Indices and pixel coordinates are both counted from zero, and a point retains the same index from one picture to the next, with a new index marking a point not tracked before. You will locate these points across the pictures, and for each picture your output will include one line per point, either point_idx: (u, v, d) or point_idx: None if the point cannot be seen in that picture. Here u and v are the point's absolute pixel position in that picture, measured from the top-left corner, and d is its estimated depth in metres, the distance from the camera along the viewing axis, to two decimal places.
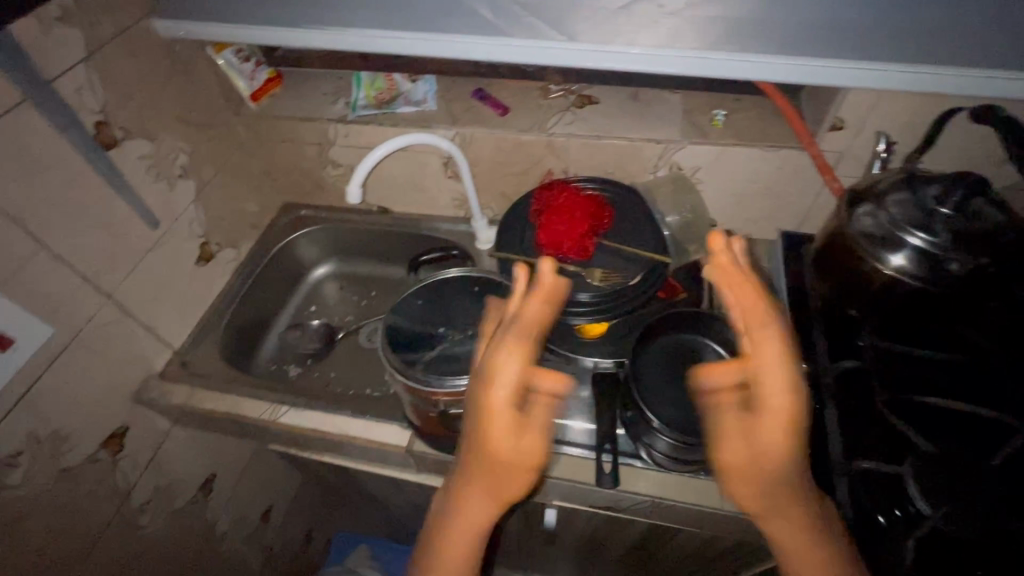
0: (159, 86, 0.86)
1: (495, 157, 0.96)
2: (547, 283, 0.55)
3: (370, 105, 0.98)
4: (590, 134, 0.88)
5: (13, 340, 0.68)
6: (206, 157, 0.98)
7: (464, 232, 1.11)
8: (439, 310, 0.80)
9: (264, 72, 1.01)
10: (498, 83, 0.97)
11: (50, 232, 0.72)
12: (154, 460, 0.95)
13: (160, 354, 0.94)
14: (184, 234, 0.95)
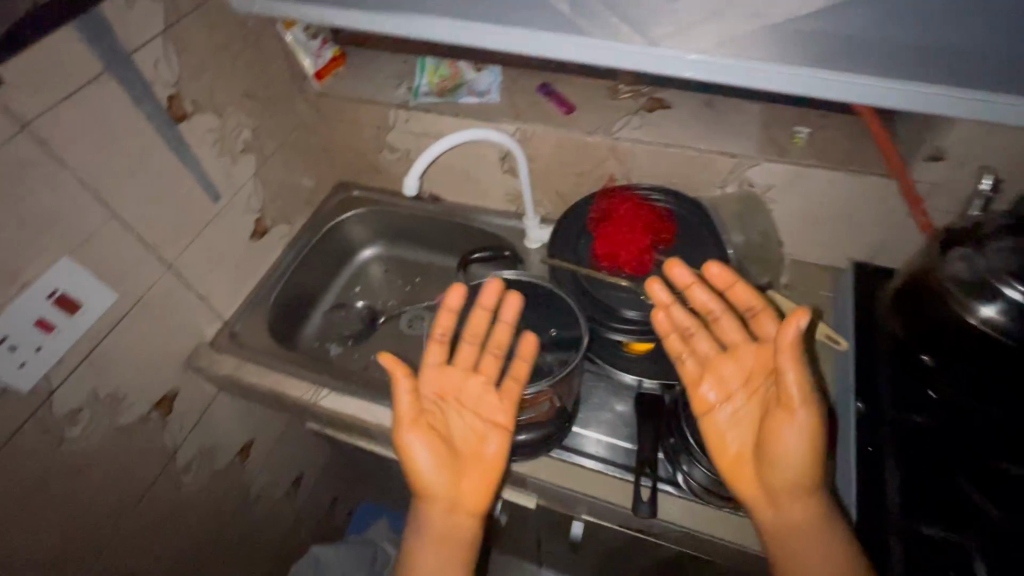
0: (230, 61, 0.87)
1: (555, 156, 0.93)
2: (491, 302, 0.73)
3: (433, 92, 0.96)
4: (659, 141, 0.84)
5: (82, 304, 0.71)
6: (269, 133, 0.99)
7: (514, 229, 1.09)
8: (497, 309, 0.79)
9: (330, 50, 1.01)
10: (566, 79, 0.94)
11: (121, 201, 0.74)
12: (200, 423, 0.98)
13: (212, 323, 0.96)
14: (242, 208, 0.97)
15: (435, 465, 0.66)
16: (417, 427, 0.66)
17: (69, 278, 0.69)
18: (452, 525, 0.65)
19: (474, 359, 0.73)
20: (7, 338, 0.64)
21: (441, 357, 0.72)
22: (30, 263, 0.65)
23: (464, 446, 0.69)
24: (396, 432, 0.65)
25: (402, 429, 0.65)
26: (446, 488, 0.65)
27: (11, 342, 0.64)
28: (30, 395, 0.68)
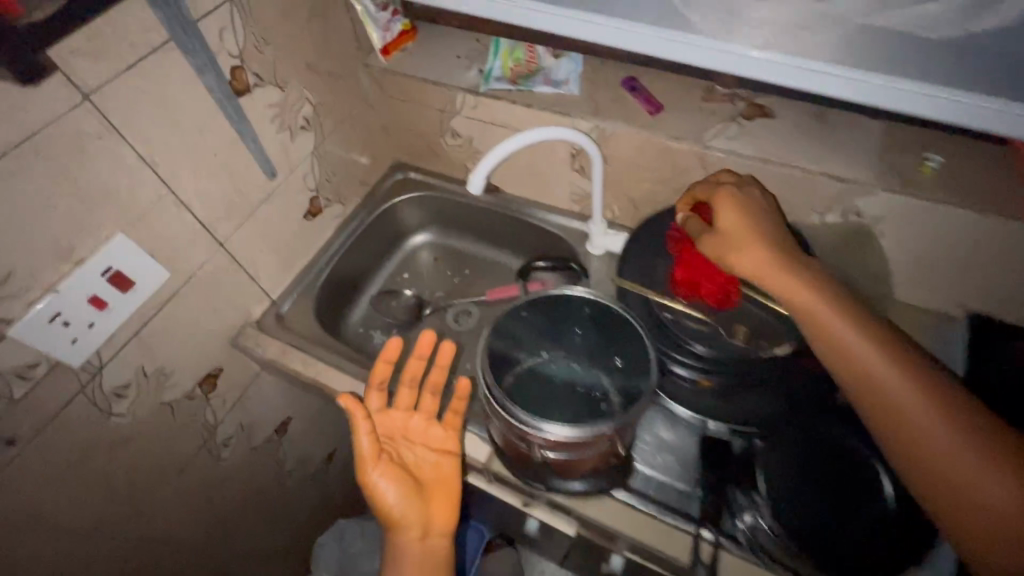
0: (297, 31, 0.81)
1: (633, 160, 0.84)
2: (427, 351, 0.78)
3: (505, 79, 0.89)
4: (757, 156, 0.75)
5: (134, 282, 0.69)
6: (330, 109, 0.94)
7: (576, 231, 1.02)
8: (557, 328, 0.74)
9: (399, 23, 0.94)
10: (655, 74, 0.84)
11: (177, 177, 0.71)
12: (240, 399, 0.98)
13: (259, 302, 0.94)
14: (297, 187, 0.93)
15: (404, 495, 0.70)
16: (382, 465, 0.70)
17: (122, 256, 0.67)
18: (429, 551, 0.70)
19: (413, 400, 0.79)
20: (60, 315, 0.62)
21: (379, 449, 0.71)
22: (85, 239, 0.63)
23: (424, 473, 0.74)
24: (362, 471, 0.68)
25: (368, 469, 0.69)
26: (416, 516, 0.69)
27: (63, 319, 0.62)
28: (79, 371, 0.67)
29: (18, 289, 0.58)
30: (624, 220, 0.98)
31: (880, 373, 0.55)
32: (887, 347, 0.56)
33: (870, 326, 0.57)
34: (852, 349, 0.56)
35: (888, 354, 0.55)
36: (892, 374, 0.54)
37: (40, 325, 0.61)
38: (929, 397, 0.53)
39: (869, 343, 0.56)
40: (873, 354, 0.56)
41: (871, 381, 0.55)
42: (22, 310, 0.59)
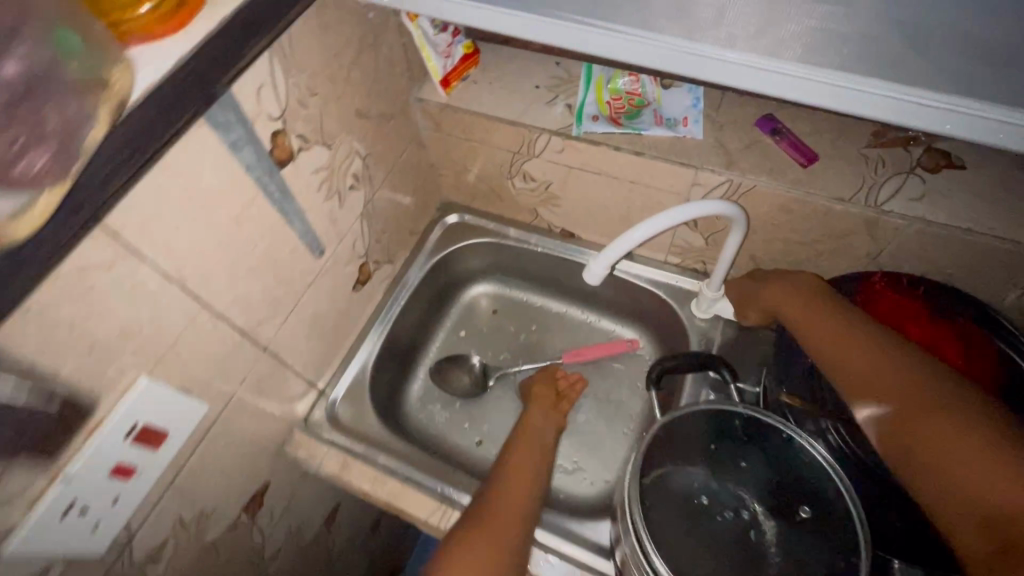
0: (346, 71, 0.63)
1: (771, 218, 0.68)
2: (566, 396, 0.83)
3: (603, 118, 0.71)
4: (954, 223, 0.58)
5: (167, 432, 0.53)
6: (380, 158, 0.76)
7: (676, 288, 0.85)
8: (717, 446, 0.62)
9: (461, 45, 0.75)
10: (798, 109, 0.67)
11: (212, 287, 0.54)
12: (289, 508, 0.82)
13: (306, 397, 0.78)
14: (346, 257, 0.75)
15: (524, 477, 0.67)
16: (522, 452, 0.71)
17: (151, 405, 0.50)
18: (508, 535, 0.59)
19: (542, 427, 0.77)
20: (76, 501, 0.46)
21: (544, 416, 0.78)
22: (102, 400, 0.46)
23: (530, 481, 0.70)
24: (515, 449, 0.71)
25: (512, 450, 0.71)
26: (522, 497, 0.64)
27: (80, 505, 0.46)
28: (104, 554, 0.51)
29: (17, 490, 0.42)
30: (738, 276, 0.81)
31: (905, 406, 0.48)
32: (923, 379, 0.49)
33: (911, 361, 0.51)
34: (875, 382, 0.51)
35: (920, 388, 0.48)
36: (917, 408, 0.47)
37: (51, 524, 0.44)
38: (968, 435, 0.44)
39: (897, 377, 0.50)
40: (904, 388, 0.49)
41: (896, 417, 0.48)
42: (24, 512, 0.43)
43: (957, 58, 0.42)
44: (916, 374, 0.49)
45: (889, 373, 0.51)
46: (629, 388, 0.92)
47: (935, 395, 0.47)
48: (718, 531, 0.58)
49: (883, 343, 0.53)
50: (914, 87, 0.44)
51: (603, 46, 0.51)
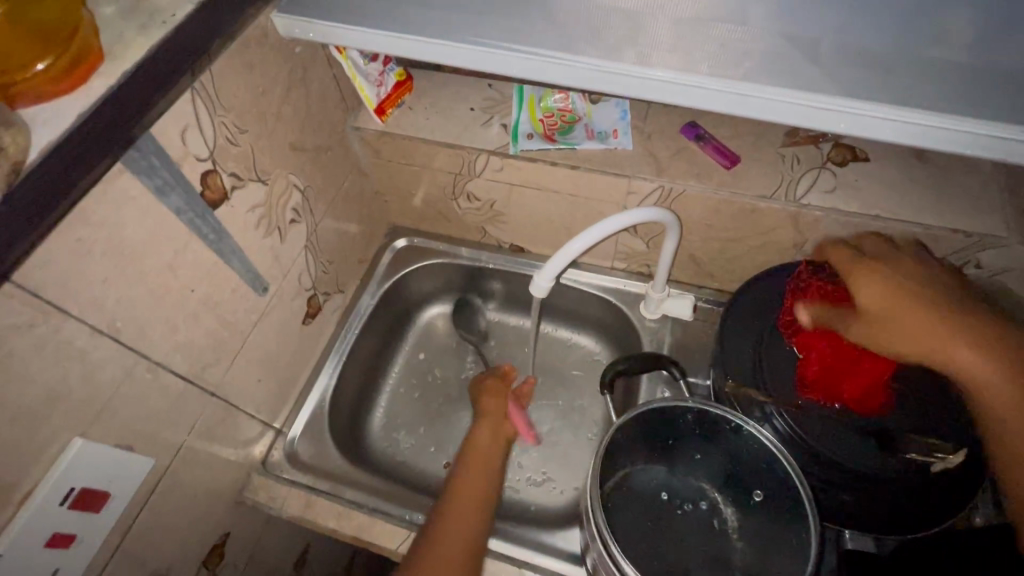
0: (276, 107, 0.63)
1: (704, 220, 0.72)
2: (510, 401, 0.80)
3: (538, 136, 0.73)
4: (864, 212, 0.63)
5: (109, 492, 0.50)
6: (320, 189, 0.75)
7: (625, 292, 0.88)
8: (671, 443, 0.64)
9: (393, 73, 0.76)
10: (718, 116, 0.71)
11: (149, 337, 0.52)
12: (254, 558, 0.78)
13: (261, 439, 0.75)
14: (292, 291, 0.74)
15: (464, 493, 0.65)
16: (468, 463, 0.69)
17: (88, 467, 0.48)
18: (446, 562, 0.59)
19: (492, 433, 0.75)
20: None
21: (497, 411, 0.78)
22: (30, 469, 0.43)
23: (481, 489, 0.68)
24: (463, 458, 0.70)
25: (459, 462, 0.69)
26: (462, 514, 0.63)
27: None
28: None
29: None
30: (681, 276, 0.85)
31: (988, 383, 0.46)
32: (965, 347, 0.47)
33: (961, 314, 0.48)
34: (916, 346, 0.48)
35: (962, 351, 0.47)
36: (1003, 382, 0.46)
37: None
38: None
39: (963, 339, 0.47)
40: (980, 357, 0.46)
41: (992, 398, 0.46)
42: None
43: (837, 64, 0.47)
44: (962, 337, 0.47)
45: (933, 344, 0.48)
46: (590, 394, 0.93)
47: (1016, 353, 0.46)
48: (681, 523, 0.62)
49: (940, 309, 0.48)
50: (819, 95, 0.47)
51: (525, 68, 0.52)
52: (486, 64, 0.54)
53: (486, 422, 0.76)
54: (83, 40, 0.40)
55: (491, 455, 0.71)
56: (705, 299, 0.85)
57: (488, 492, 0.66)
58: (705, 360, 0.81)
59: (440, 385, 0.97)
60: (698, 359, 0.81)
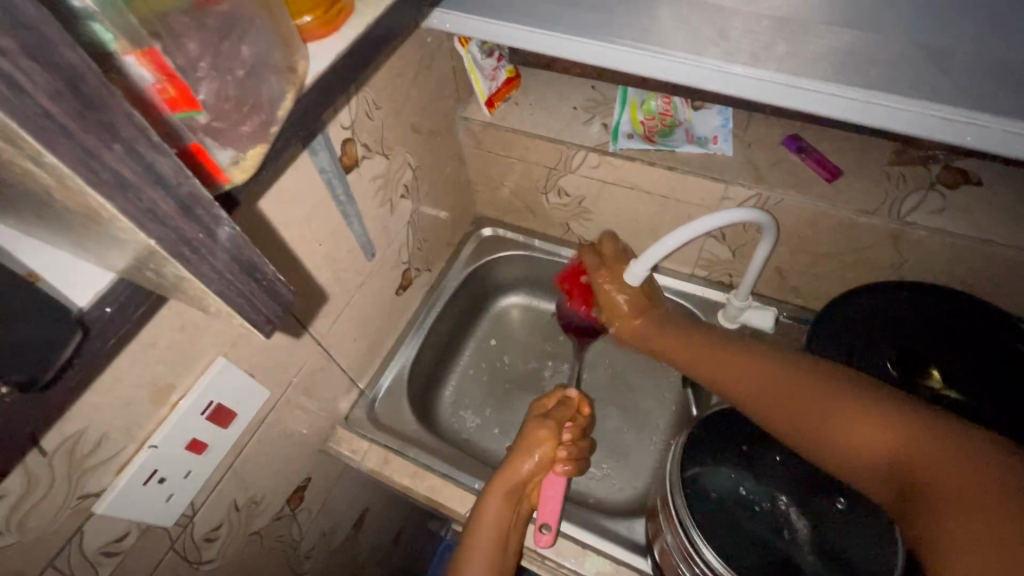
0: (406, 89, 0.69)
1: (797, 231, 0.72)
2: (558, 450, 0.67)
3: (638, 136, 0.76)
4: (973, 235, 0.62)
5: (236, 412, 0.57)
6: (426, 170, 0.81)
7: (702, 300, 0.88)
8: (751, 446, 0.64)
9: (505, 69, 0.81)
10: (821, 130, 0.72)
11: (283, 280, 0.58)
12: (325, 507, 0.84)
13: (347, 395, 0.81)
14: (392, 261, 0.80)
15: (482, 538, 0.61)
16: (487, 508, 0.62)
17: (225, 385, 0.54)
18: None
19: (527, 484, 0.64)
20: (157, 471, 0.49)
21: (529, 472, 0.63)
22: (185, 375, 0.50)
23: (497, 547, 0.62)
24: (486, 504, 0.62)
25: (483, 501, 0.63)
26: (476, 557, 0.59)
27: (160, 475, 0.50)
28: (171, 527, 0.54)
29: (111, 454, 0.45)
30: (764, 289, 0.85)
31: (809, 420, 0.47)
32: (821, 391, 0.48)
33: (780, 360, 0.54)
34: (789, 410, 0.50)
35: (807, 387, 0.49)
36: (869, 421, 0.44)
37: (136, 490, 0.48)
38: (916, 442, 0.40)
39: (778, 379, 0.52)
40: (796, 397, 0.50)
41: (850, 437, 0.44)
42: (113, 475, 0.46)
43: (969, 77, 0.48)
44: (797, 383, 0.50)
45: (769, 394, 0.52)
46: (655, 398, 0.94)
47: (824, 387, 0.48)
48: (753, 522, 0.61)
49: (762, 354, 0.56)
50: (941, 105, 0.48)
51: (649, 67, 0.56)
52: (609, 62, 0.58)
53: (516, 479, 0.63)
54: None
55: (498, 545, 0.60)
56: (785, 314, 0.85)
57: (494, 553, 0.60)
58: None
59: (507, 372, 1.00)
60: None
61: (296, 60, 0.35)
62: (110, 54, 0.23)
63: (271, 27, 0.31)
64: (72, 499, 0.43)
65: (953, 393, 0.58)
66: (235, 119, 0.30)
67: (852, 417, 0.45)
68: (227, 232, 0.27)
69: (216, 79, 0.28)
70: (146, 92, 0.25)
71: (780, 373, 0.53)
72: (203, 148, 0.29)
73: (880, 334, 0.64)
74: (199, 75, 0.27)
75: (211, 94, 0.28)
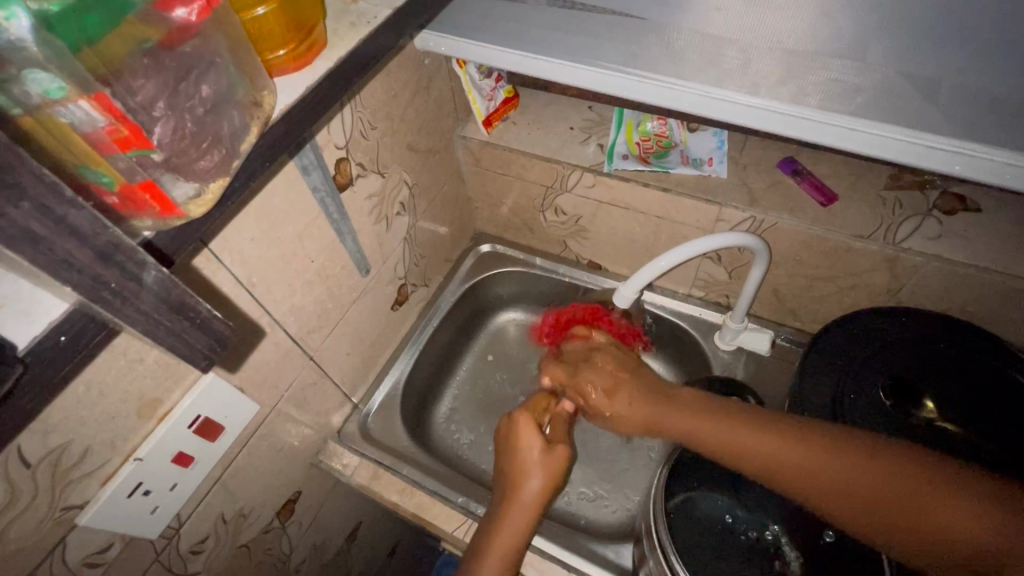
0: (402, 110, 0.70)
1: (792, 254, 0.71)
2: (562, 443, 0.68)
3: (632, 157, 0.76)
4: (971, 263, 0.61)
5: (224, 426, 0.57)
6: (424, 188, 0.82)
7: (699, 320, 0.88)
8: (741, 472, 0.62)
9: (503, 90, 0.82)
10: (817, 154, 0.72)
11: (273, 295, 0.59)
12: (316, 520, 0.84)
13: (341, 408, 0.81)
14: (387, 277, 0.81)
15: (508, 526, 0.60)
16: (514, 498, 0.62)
17: (213, 400, 0.54)
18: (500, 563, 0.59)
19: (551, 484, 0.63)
20: (141, 484, 0.50)
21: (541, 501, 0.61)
22: (173, 390, 0.51)
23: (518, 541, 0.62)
24: (513, 494, 0.62)
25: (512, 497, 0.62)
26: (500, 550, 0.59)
27: (144, 488, 0.50)
28: (156, 538, 0.55)
29: (96, 466, 0.46)
30: (761, 311, 0.84)
31: (860, 498, 0.45)
32: (870, 476, 0.45)
33: (795, 430, 0.49)
34: (838, 498, 0.46)
35: (855, 464, 0.45)
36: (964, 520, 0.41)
37: (119, 503, 0.49)
38: (988, 520, 0.40)
39: (809, 451, 0.47)
40: (832, 461, 0.46)
41: (930, 536, 0.42)
42: (98, 487, 0.47)
43: (966, 107, 0.47)
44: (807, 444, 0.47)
45: (794, 457, 0.47)
46: None
47: (877, 468, 0.44)
48: (738, 550, 0.59)
49: (755, 415, 0.52)
50: (923, 133, 0.49)
51: (642, 92, 0.57)
52: (605, 87, 0.59)
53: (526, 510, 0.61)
54: (310, 28, 0.40)
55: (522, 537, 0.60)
56: (784, 337, 0.83)
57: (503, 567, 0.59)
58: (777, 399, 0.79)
59: (503, 388, 1.00)
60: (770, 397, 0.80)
61: (263, 94, 0.36)
62: (54, 102, 0.24)
63: (232, 63, 0.33)
64: (56, 510, 0.44)
65: (950, 424, 0.56)
66: (192, 156, 0.31)
67: (935, 519, 0.42)
68: (154, 276, 0.28)
69: (173, 118, 0.30)
70: (96, 135, 0.25)
71: (802, 447, 0.48)
72: (158, 185, 0.29)
73: (878, 357, 0.62)
74: (153, 115, 0.29)
75: (165, 132, 0.30)
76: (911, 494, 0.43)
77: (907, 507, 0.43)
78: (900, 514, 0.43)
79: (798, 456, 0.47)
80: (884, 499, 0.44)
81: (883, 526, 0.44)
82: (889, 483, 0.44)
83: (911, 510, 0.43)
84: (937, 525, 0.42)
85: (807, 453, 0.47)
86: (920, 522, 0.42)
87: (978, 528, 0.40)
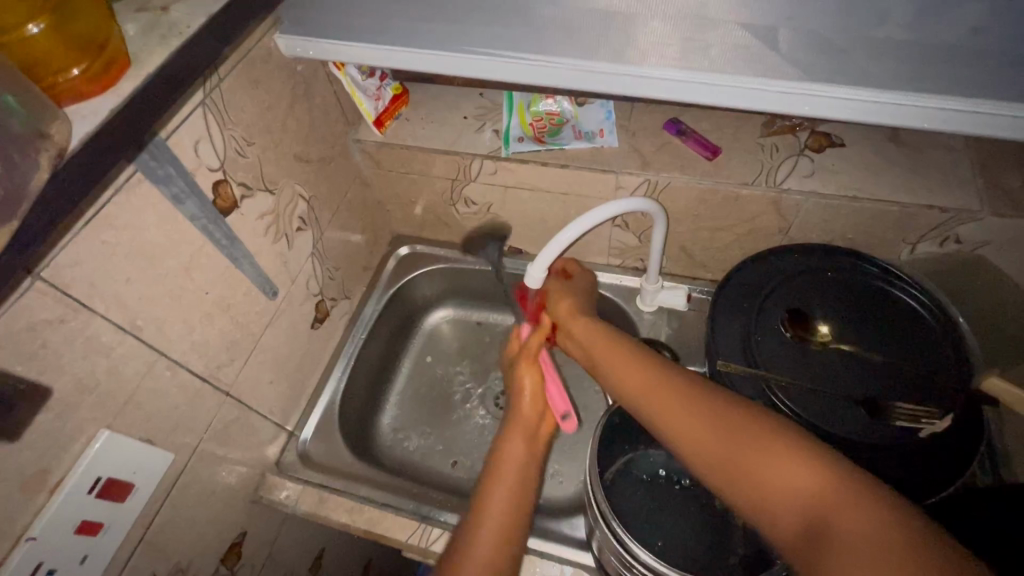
0: (281, 121, 0.67)
1: (690, 210, 0.75)
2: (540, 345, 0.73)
3: (528, 139, 0.77)
4: (842, 194, 0.66)
5: (134, 483, 0.53)
6: (325, 199, 0.80)
7: (621, 287, 0.90)
8: None
9: (390, 88, 0.80)
10: (698, 113, 0.75)
11: (167, 336, 0.56)
12: (271, 557, 0.80)
13: (275, 440, 0.78)
14: (300, 295, 0.78)
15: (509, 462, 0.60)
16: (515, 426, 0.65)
17: (113, 459, 0.51)
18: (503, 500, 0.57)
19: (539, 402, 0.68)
20: (42, 564, 0.46)
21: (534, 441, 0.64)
22: (61, 457, 0.47)
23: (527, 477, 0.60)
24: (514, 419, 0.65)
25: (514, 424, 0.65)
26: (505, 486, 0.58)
27: (47, 567, 0.47)
28: None
29: None
30: (675, 269, 0.88)
31: (711, 448, 0.44)
32: (729, 428, 0.45)
33: (685, 382, 0.51)
34: (690, 444, 0.46)
35: (718, 414, 0.46)
36: (793, 477, 0.40)
37: None
38: (813, 474, 0.39)
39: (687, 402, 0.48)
40: (699, 413, 0.47)
41: (758, 487, 0.41)
42: None
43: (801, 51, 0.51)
44: (704, 402, 0.47)
45: (674, 403, 0.49)
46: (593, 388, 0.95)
47: (734, 422, 0.45)
48: (676, 500, 0.62)
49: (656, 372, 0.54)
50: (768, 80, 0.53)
51: (512, 71, 0.59)
52: (476, 71, 0.59)
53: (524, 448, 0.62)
54: (113, 48, 0.41)
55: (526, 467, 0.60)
56: (699, 290, 0.87)
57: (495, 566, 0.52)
58: (700, 349, 0.83)
59: (446, 386, 0.99)
60: (695, 349, 0.83)
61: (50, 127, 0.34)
62: None
63: None
64: None
65: (841, 343, 0.61)
66: None
67: (770, 477, 0.41)
68: None
69: None
70: None
71: (686, 398, 0.49)
72: None
73: (774, 296, 0.65)
74: None
75: None
76: (757, 446, 0.42)
77: (745, 458, 0.42)
78: (738, 465, 0.42)
79: (675, 404, 0.49)
80: (729, 448, 0.43)
81: (726, 476, 0.43)
82: (736, 433, 0.44)
83: (746, 461, 0.42)
84: (767, 477, 0.41)
85: (685, 402, 0.48)
86: (760, 471, 0.41)
87: (800, 481, 0.39)
